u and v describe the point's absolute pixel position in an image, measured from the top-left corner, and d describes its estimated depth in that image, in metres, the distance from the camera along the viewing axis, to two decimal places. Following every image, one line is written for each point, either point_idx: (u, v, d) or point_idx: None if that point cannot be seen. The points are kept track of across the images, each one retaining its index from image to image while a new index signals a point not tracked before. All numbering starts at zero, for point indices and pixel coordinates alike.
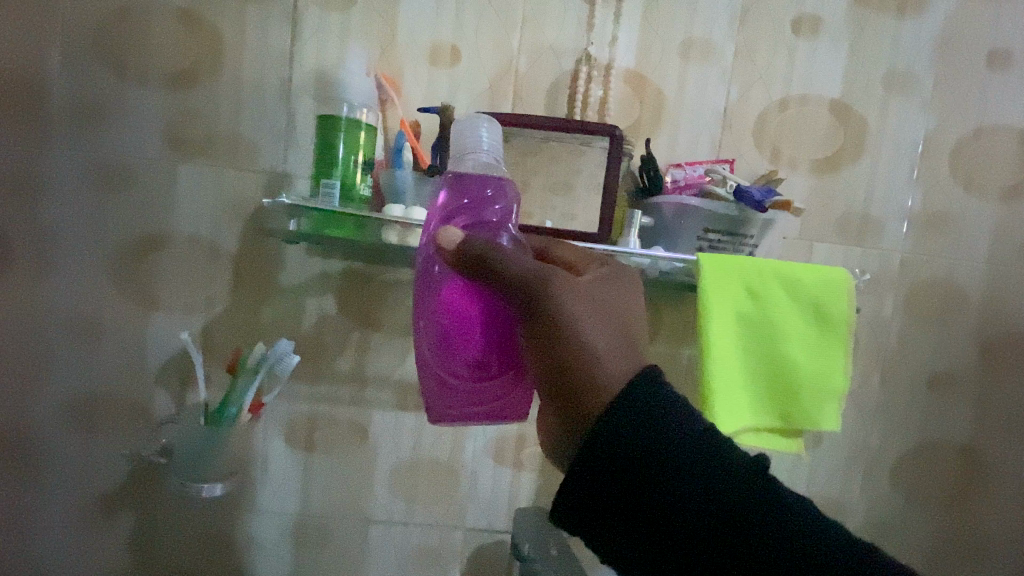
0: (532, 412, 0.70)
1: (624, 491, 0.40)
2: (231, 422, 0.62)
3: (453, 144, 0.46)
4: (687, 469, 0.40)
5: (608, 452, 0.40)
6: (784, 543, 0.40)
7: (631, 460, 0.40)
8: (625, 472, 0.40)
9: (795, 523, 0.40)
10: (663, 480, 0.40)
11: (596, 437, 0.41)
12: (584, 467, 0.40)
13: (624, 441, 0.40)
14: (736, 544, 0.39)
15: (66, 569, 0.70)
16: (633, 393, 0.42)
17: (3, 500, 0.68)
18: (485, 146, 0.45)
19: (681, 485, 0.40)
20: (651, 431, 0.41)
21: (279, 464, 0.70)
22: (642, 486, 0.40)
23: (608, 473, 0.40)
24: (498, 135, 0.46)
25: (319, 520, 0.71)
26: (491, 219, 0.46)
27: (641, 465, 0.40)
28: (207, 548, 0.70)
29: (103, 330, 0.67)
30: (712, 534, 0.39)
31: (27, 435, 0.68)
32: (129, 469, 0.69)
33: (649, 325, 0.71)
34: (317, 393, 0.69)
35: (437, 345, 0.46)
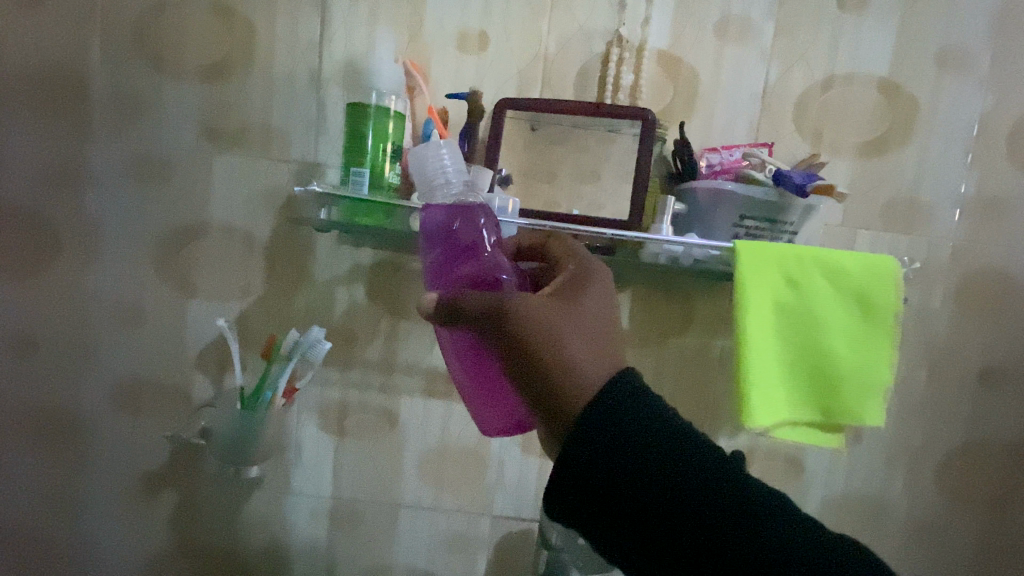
0: None
1: (632, 480, 0.40)
2: (266, 407, 0.63)
3: (420, 177, 0.47)
4: (679, 468, 0.40)
5: (617, 441, 0.40)
6: (795, 550, 0.39)
7: (639, 451, 0.40)
8: (610, 465, 0.40)
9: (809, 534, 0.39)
10: (672, 473, 0.40)
11: (601, 426, 0.40)
12: (590, 455, 0.40)
13: (611, 436, 0.40)
14: (743, 546, 0.39)
15: (113, 542, 0.73)
16: (630, 390, 0.42)
17: (56, 474, 0.72)
18: (447, 177, 0.47)
19: (690, 482, 0.40)
20: (648, 428, 0.41)
21: (313, 447, 0.71)
22: (651, 478, 0.40)
23: (596, 466, 0.40)
24: (456, 159, 0.47)
25: (351, 503, 0.73)
26: (474, 248, 0.47)
27: (632, 463, 0.40)
28: (245, 526, 0.73)
29: (146, 316, 0.70)
30: (719, 533, 0.39)
31: (76, 414, 0.71)
32: (171, 449, 0.71)
33: (680, 314, 0.69)
34: (348, 379, 0.70)
35: (472, 371, 0.51)
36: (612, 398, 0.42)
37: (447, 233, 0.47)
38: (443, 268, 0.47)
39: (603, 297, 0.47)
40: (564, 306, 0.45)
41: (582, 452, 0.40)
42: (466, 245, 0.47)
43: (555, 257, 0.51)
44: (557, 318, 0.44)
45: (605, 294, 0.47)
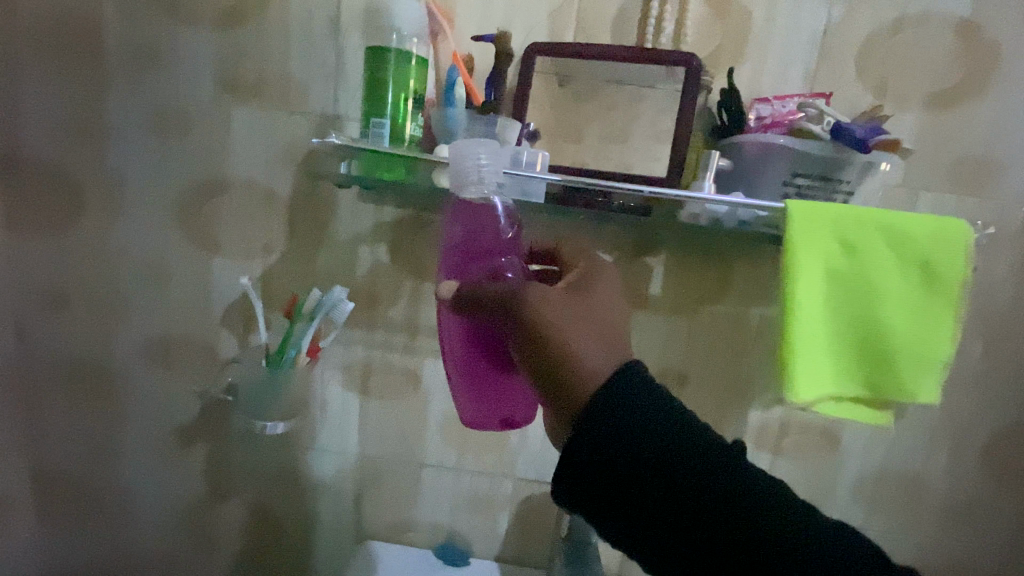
0: None
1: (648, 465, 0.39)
2: (291, 364, 0.63)
3: (455, 172, 0.48)
4: (689, 464, 0.39)
5: (631, 424, 0.39)
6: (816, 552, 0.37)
7: (647, 445, 0.39)
8: (617, 458, 0.39)
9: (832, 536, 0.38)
10: (688, 460, 0.39)
11: (612, 407, 0.40)
12: (603, 435, 0.39)
13: (617, 428, 0.39)
14: (761, 544, 0.37)
15: (148, 490, 0.75)
16: (638, 384, 0.41)
17: (93, 425, 0.74)
18: (481, 174, 0.47)
19: (699, 479, 0.38)
20: (657, 423, 0.40)
21: (338, 406, 0.72)
22: (663, 472, 0.38)
23: (601, 457, 0.39)
24: (491, 155, 0.47)
25: (376, 461, 0.73)
26: (492, 244, 0.49)
27: (639, 456, 0.39)
28: (273, 479, 0.74)
29: (172, 272, 0.70)
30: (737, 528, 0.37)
31: (110, 368, 0.73)
32: (201, 403, 0.73)
33: (716, 280, 0.66)
34: (371, 339, 0.70)
35: (468, 364, 0.52)
36: (620, 382, 0.41)
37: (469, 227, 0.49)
38: (460, 258, 0.50)
39: (612, 295, 0.48)
40: (573, 301, 0.46)
41: (594, 432, 0.39)
42: (484, 243, 0.49)
43: (565, 260, 0.52)
44: (566, 313, 0.44)
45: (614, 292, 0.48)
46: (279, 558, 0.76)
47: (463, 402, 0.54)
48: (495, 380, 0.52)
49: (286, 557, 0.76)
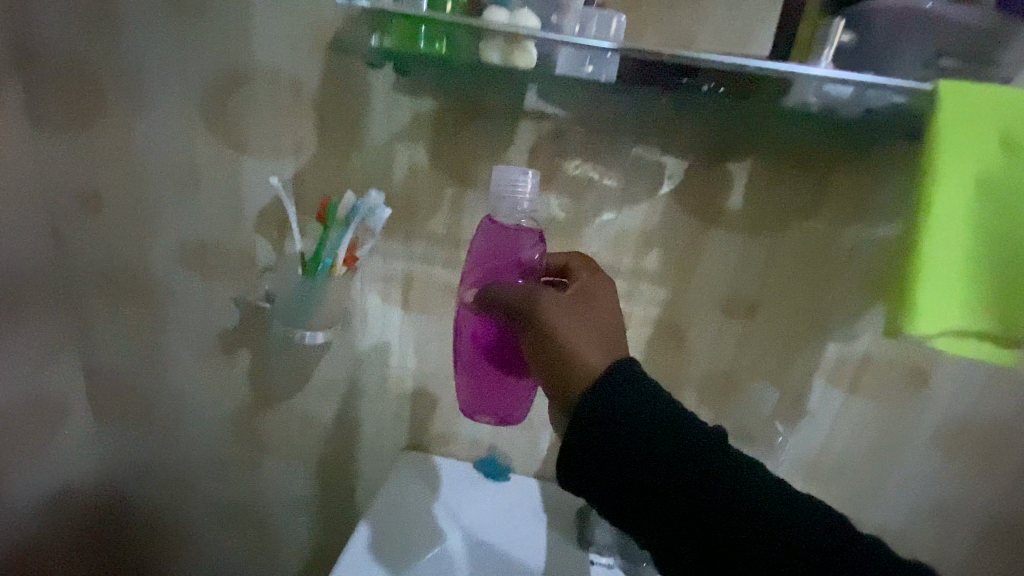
0: (646, 286, 0.62)
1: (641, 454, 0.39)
2: (326, 274, 0.59)
3: (494, 191, 0.49)
4: (693, 463, 0.39)
5: (624, 415, 0.40)
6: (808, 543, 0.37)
7: (650, 445, 0.39)
8: (620, 454, 0.39)
9: (827, 531, 0.38)
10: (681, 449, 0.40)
11: (605, 398, 0.40)
12: (597, 423, 0.40)
13: (620, 426, 0.40)
14: (754, 536, 0.38)
15: (196, 394, 0.76)
16: (640, 386, 0.41)
17: (137, 330, 0.74)
18: (517, 196, 0.48)
19: (705, 480, 0.39)
20: (660, 422, 0.40)
21: (378, 319, 0.69)
22: (667, 470, 0.39)
23: (605, 453, 0.40)
24: (529, 181, 0.48)
25: (416, 377, 0.71)
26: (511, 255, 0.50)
27: (643, 454, 0.39)
28: (314, 389, 0.74)
29: (200, 173, 0.66)
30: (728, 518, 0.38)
31: (146, 273, 0.71)
32: (240, 312, 0.71)
33: (810, 195, 0.56)
34: (411, 251, 0.65)
35: (474, 363, 0.52)
36: (614, 380, 0.41)
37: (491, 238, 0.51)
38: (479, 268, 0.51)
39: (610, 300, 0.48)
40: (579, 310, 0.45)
41: (587, 419, 0.40)
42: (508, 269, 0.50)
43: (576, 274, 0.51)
44: (571, 319, 0.44)
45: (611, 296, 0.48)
46: (324, 463, 0.78)
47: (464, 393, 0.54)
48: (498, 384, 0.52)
49: (330, 462, 0.78)
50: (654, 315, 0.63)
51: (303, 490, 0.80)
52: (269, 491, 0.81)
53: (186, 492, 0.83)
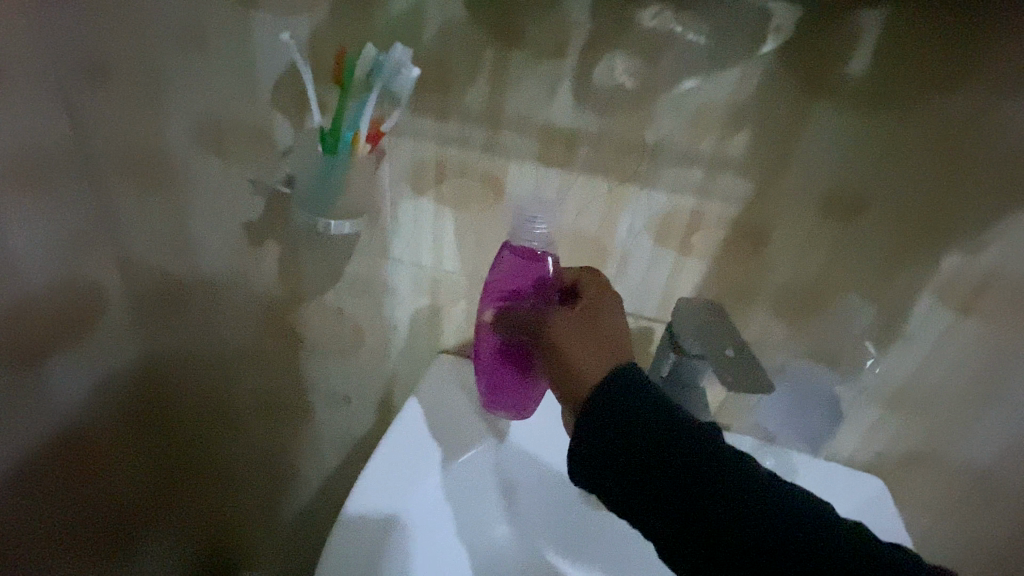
0: (725, 179, 0.51)
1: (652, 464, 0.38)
2: (347, 153, 0.51)
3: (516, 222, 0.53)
4: (700, 459, 0.38)
5: (631, 425, 0.39)
6: (839, 574, 0.34)
7: (654, 440, 0.38)
8: (624, 448, 0.38)
9: (854, 548, 0.35)
10: (697, 461, 0.37)
11: (605, 405, 0.40)
12: (598, 427, 0.39)
13: (622, 420, 0.39)
14: (771, 550, 0.35)
15: (226, 289, 0.73)
16: (640, 386, 0.41)
17: (159, 221, 0.68)
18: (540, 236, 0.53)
19: (712, 477, 0.37)
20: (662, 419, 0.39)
21: (408, 214, 0.60)
22: (672, 466, 0.38)
23: (610, 445, 0.39)
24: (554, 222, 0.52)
25: (452, 280, 0.64)
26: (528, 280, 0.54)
27: (646, 449, 0.38)
28: (344, 289, 0.69)
29: (207, 34, 0.57)
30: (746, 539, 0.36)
31: (162, 156, 0.64)
32: (264, 200, 0.65)
33: (957, 62, 0.44)
34: (444, 131, 0.55)
35: (494, 369, 0.59)
36: (617, 380, 0.41)
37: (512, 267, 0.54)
38: (500, 289, 0.55)
39: (617, 313, 0.48)
40: (586, 321, 0.46)
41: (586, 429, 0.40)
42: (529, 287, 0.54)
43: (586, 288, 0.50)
44: (577, 325, 0.46)
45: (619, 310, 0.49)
46: (356, 364, 0.75)
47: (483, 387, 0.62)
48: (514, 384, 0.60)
49: (363, 364, 0.75)
50: (732, 215, 0.53)
51: (338, 389, 0.79)
52: (304, 389, 0.80)
53: (228, 385, 0.83)
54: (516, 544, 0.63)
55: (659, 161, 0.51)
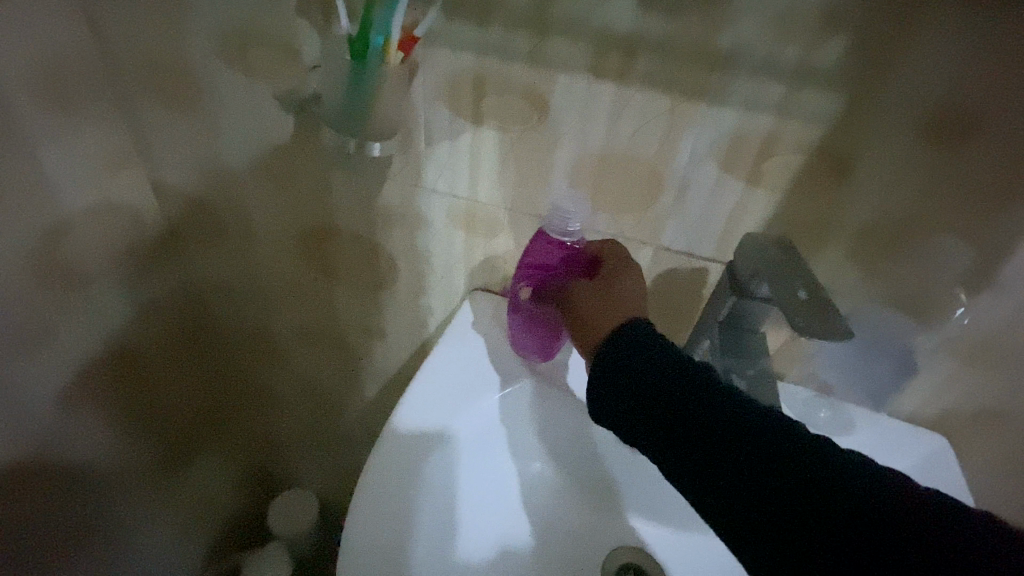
0: (812, 93, 0.44)
1: (666, 407, 0.40)
2: (379, 59, 0.46)
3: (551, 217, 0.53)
4: (707, 398, 0.40)
5: (643, 377, 0.42)
6: (846, 511, 0.34)
7: (662, 383, 0.41)
8: (634, 390, 0.42)
9: (865, 488, 0.35)
10: (714, 408, 0.39)
11: (616, 360, 0.43)
12: (611, 375, 0.43)
13: (632, 366, 0.42)
14: (779, 486, 0.36)
15: (257, 218, 0.71)
16: (649, 339, 0.44)
17: (190, 141, 0.66)
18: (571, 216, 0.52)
19: (719, 415, 0.39)
20: (670, 366, 0.42)
21: (444, 137, 0.55)
22: (680, 404, 0.40)
23: (621, 387, 0.42)
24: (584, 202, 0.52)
25: (489, 211, 0.60)
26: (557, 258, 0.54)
27: (654, 390, 0.41)
28: (376, 220, 0.65)
29: None
30: (761, 480, 0.37)
31: (184, 70, 0.60)
32: (293, 122, 0.60)
33: None
34: (485, 38, 0.48)
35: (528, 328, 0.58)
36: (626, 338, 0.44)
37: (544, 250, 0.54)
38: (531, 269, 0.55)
39: (637, 286, 0.49)
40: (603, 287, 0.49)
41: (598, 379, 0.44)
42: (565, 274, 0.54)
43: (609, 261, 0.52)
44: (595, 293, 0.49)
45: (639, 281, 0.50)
46: (389, 298, 0.74)
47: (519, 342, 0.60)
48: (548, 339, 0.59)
49: (398, 298, 0.73)
50: (814, 137, 0.45)
51: (374, 323, 0.78)
52: (341, 321, 0.79)
53: (267, 316, 0.83)
54: (551, 481, 0.62)
55: (734, 73, 0.44)
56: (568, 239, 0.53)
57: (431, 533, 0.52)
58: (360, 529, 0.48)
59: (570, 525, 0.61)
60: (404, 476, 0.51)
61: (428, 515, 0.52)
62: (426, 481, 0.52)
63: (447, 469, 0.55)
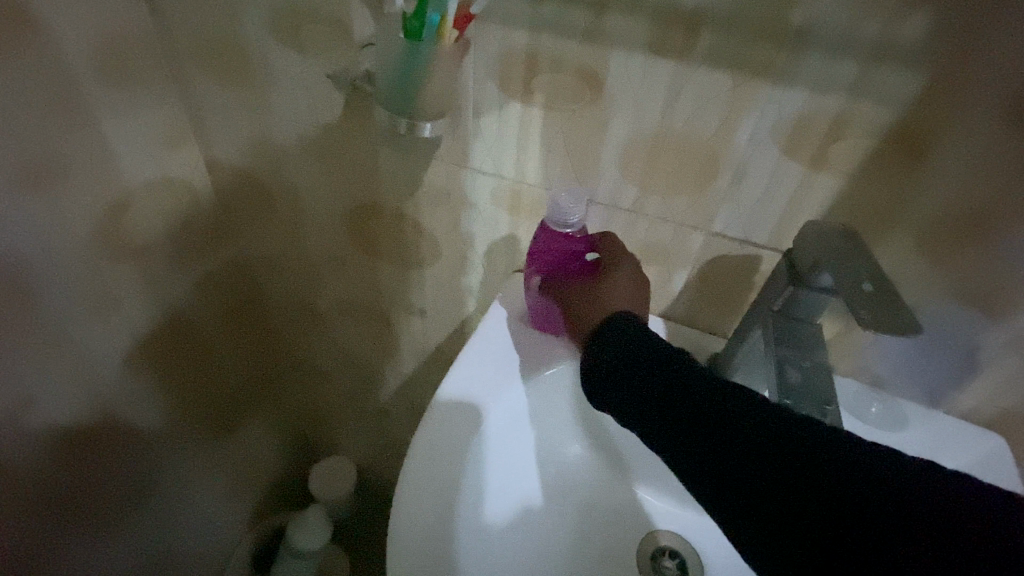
0: (891, 73, 0.41)
1: (678, 400, 0.40)
2: (433, 39, 0.45)
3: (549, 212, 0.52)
4: (720, 399, 0.39)
5: (651, 368, 0.42)
6: (874, 514, 0.33)
7: (672, 386, 0.41)
8: (642, 394, 0.41)
9: (892, 489, 0.33)
10: (728, 407, 0.38)
11: (618, 356, 0.44)
12: (616, 374, 0.43)
13: (639, 370, 0.42)
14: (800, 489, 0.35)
15: (305, 193, 0.72)
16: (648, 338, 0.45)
17: (244, 117, 0.67)
18: (565, 211, 0.52)
19: (734, 415, 0.38)
20: (675, 370, 0.41)
21: (492, 116, 0.55)
22: (693, 404, 0.39)
23: (630, 390, 0.42)
24: (572, 197, 0.51)
25: (536, 192, 0.59)
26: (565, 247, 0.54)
27: (665, 391, 0.41)
28: (422, 198, 0.66)
29: None
30: (780, 468, 0.35)
31: (241, 49, 0.61)
32: (343, 100, 0.60)
33: None
34: (540, 14, 0.47)
35: (547, 312, 0.59)
36: (620, 334, 0.46)
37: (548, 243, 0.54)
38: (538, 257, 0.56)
39: (634, 275, 0.52)
40: (601, 278, 0.51)
41: (603, 366, 0.44)
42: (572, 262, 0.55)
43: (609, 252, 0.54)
44: (592, 284, 0.51)
45: (635, 274, 0.52)
46: (432, 276, 0.74)
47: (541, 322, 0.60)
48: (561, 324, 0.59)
49: (440, 277, 0.74)
50: (888, 119, 0.43)
51: (415, 299, 0.79)
52: (384, 297, 0.81)
53: (312, 290, 0.86)
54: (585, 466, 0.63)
55: (805, 50, 0.42)
56: (571, 230, 0.53)
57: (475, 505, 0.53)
58: (411, 496, 0.49)
59: (609, 506, 0.62)
60: (452, 449, 0.52)
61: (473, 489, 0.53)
62: (472, 456, 0.53)
63: (490, 447, 0.55)
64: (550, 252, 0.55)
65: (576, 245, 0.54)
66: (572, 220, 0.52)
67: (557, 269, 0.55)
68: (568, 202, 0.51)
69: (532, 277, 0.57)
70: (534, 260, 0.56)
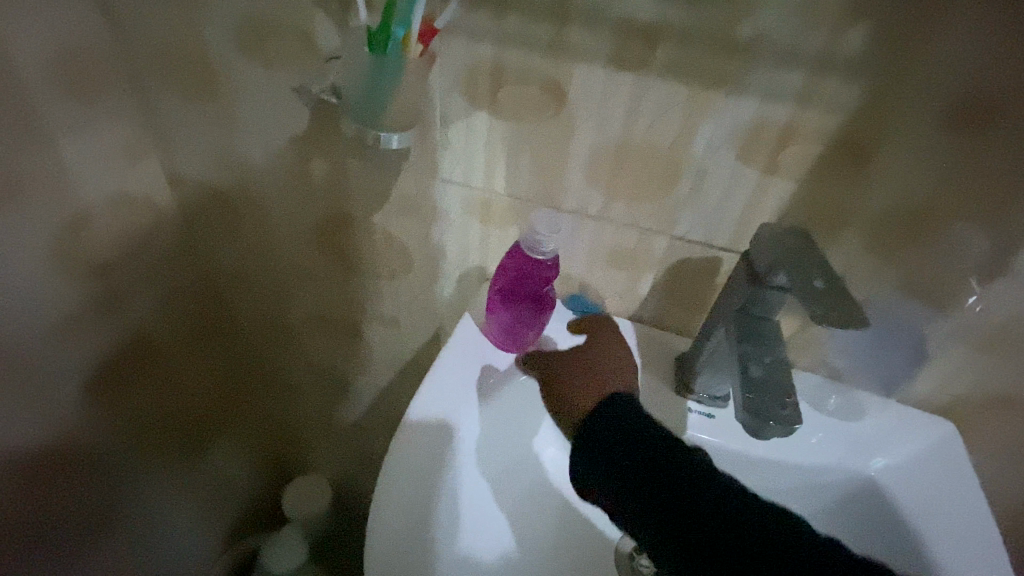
0: (833, 85, 0.44)
1: (642, 467, 0.45)
2: (398, 53, 0.46)
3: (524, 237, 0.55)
4: (676, 468, 0.44)
5: (616, 438, 0.47)
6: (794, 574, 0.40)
7: (637, 455, 0.45)
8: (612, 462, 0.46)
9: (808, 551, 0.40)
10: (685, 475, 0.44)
11: (592, 430, 0.48)
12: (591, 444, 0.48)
13: (608, 442, 0.47)
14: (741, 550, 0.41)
15: (273, 206, 0.71)
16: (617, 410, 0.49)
17: (209, 131, 0.66)
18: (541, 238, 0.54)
19: (688, 484, 0.44)
20: (640, 439, 0.46)
21: (460, 127, 0.56)
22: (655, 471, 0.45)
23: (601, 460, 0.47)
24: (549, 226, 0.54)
25: (506, 201, 0.60)
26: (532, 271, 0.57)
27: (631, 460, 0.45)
28: (393, 209, 0.66)
29: None
30: (725, 531, 0.42)
31: (204, 63, 0.60)
32: (310, 114, 0.60)
33: None
34: (504, 29, 0.48)
35: (504, 325, 0.60)
36: (598, 410, 0.49)
37: (518, 265, 0.58)
38: (504, 274, 0.59)
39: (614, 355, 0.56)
40: (587, 358, 0.56)
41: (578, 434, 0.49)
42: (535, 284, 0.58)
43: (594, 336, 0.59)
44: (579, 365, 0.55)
45: (616, 356, 0.56)
46: (405, 286, 0.74)
47: (496, 335, 0.61)
48: (515, 340, 0.61)
49: (413, 288, 0.74)
50: (833, 127, 0.46)
51: (389, 311, 0.79)
52: (356, 310, 0.80)
53: (282, 304, 0.84)
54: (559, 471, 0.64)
55: (754, 63, 0.44)
56: (541, 257, 0.55)
57: (455, 529, 0.52)
58: (388, 527, 0.48)
59: (590, 512, 0.61)
60: (427, 474, 0.52)
61: (451, 513, 0.52)
62: (448, 478, 0.53)
63: (466, 468, 0.55)
64: (518, 273, 0.58)
65: (542, 271, 0.57)
66: (545, 249, 0.55)
67: (520, 287, 0.59)
68: (544, 231, 0.54)
69: (495, 291, 0.60)
70: (501, 275, 0.59)
